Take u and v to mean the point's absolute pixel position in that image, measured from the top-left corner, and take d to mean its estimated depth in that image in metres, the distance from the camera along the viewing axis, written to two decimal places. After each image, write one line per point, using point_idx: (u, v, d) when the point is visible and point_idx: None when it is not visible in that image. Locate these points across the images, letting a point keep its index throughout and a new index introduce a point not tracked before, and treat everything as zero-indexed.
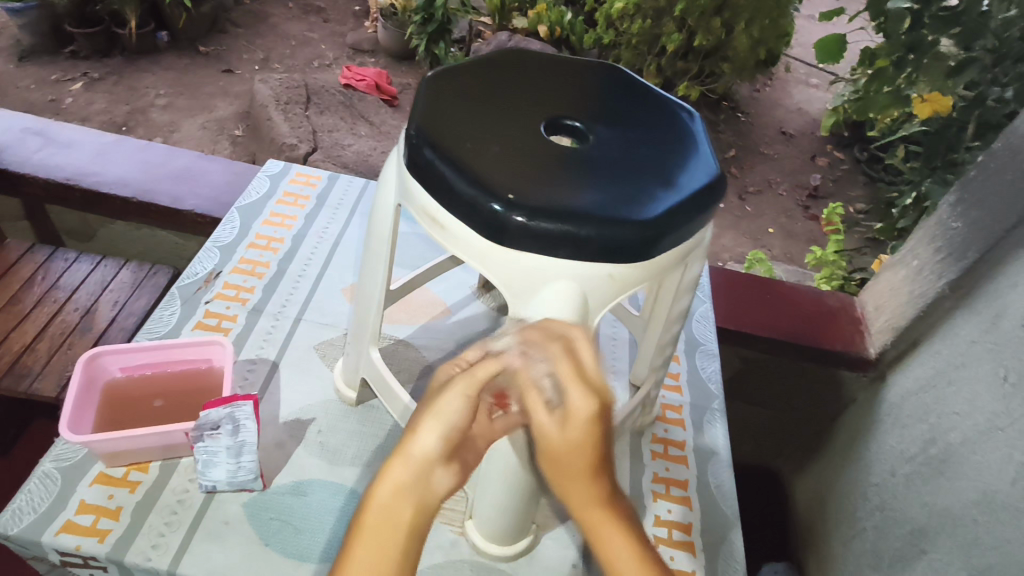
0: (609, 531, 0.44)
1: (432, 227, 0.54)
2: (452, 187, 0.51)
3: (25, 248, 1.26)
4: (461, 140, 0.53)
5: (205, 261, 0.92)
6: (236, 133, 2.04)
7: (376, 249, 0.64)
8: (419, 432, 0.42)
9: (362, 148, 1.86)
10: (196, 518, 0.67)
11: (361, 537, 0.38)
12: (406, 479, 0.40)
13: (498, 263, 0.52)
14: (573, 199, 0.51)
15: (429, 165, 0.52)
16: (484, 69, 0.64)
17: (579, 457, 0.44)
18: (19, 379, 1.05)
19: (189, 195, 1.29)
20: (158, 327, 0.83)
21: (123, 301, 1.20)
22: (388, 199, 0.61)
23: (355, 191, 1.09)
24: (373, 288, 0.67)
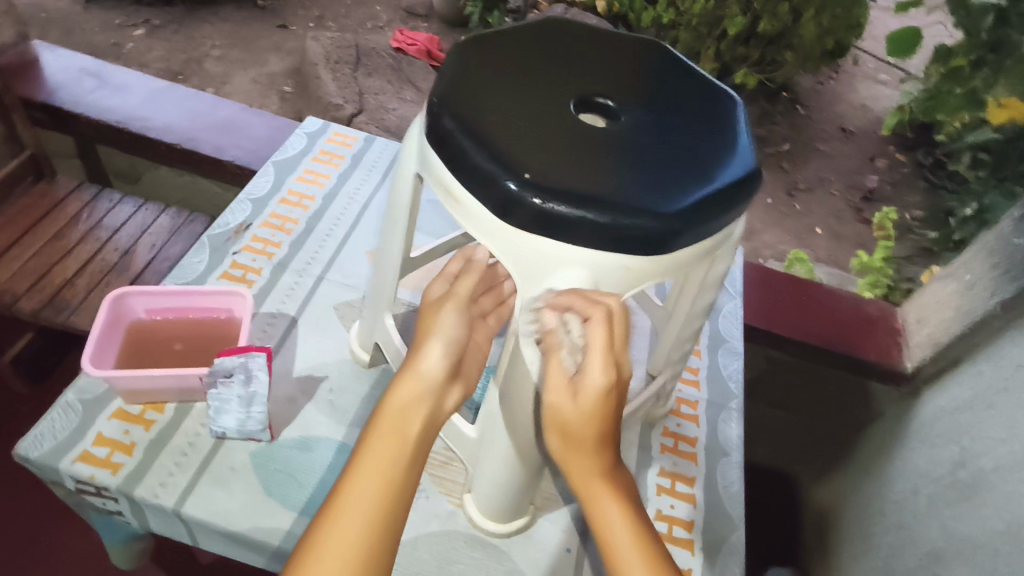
0: (607, 507, 0.51)
1: (448, 200, 0.53)
2: (469, 159, 0.49)
3: (73, 186, 1.30)
4: (483, 111, 0.52)
5: (236, 213, 0.94)
6: (285, 89, 2.05)
7: (396, 217, 0.64)
8: (427, 353, 0.54)
9: (405, 113, 1.85)
10: (205, 462, 0.68)
11: (378, 439, 0.49)
12: (415, 391, 0.52)
13: (507, 243, 0.50)
14: (593, 182, 0.49)
15: (448, 135, 0.51)
16: (519, 38, 0.61)
17: (583, 434, 0.50)
18: (57, 312, 1.10)
19: (230, 147, 1.31)
20: (185, 274, 0.85)
21: (160, 245, 1.24)
22: (408, 163, 0.60)
23: (390, 155, 1.08)
24: (388, 251, 0.67)
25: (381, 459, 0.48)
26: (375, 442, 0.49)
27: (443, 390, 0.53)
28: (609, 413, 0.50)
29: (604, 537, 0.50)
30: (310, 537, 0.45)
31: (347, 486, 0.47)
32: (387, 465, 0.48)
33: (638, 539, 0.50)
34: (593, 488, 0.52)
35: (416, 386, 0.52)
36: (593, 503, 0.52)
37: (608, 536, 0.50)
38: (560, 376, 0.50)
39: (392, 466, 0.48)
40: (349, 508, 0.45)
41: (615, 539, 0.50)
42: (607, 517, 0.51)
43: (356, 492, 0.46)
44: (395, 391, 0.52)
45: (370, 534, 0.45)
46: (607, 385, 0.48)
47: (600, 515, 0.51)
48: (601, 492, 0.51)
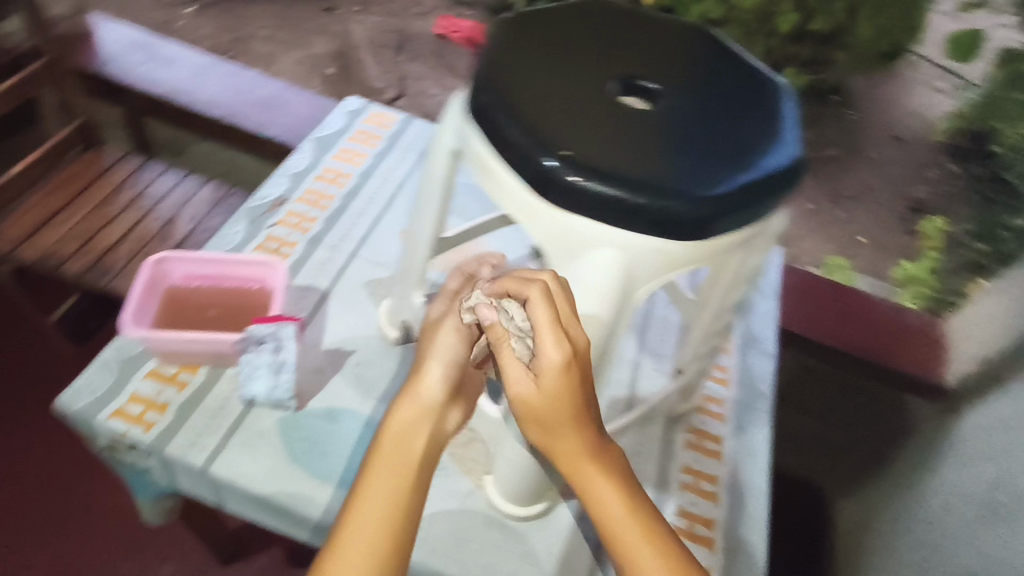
0: (601, 489, 0.49)
1: (482, 177, 0.53)
2: (506, 135, 0.49)
3: (120, 155, 1.34)
4: (522, 88, 0.51)
5: (275, 187, 0.95)
6: (328, 71, 2.06)
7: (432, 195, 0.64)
8: (424, 373, 0.54)
9: None
10: (233, 425, 0.70)
11: (380, 460, 0.49)
12: (412, 414, 0.52)
13: (540, 221, 0.50)
14: (631, 163, 0.48)
15: (485, 111, 0.50)
16: (561, 17, 0.60)
17: (556, 416, 0.48)
18: (99, 277, 1.13)
19: (271, 123, 1.33)
20: (223, 244, 0.87)
21: (200, 218, 1.27)
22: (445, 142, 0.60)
23: (427, 136, 1.08)
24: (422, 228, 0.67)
25: (386, 479, 0.48)
26: (384, 457, 0.50)
27: (443, 411, 0.53)
28: (579, 395, 0.47)
29: (602, 521, 0.48)
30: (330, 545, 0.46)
31: (363, 497, 0.47)
32: (393, 485, 0.48)
33: (637, 519, 0.48)
34: (583, 472, 0.49)
35: (420, 407, 0.52)
36: (586, 486, 0.49)
37: (607, 519, 0.48)
38: (515, 365, 0.48)
39: (404, 477, 0.49)
40: (366, 516, 0.46)
41: (614, 521, 0.48)
42: (602, 498, 0.49)
43: (371, 502, 0.47)
44: (398, 411, 0.52)
45: (388, 541, 0.46)
46: (566, 360, 0.46)
47: (596, 499, 0.49)
48: (586, 472, 0.49)
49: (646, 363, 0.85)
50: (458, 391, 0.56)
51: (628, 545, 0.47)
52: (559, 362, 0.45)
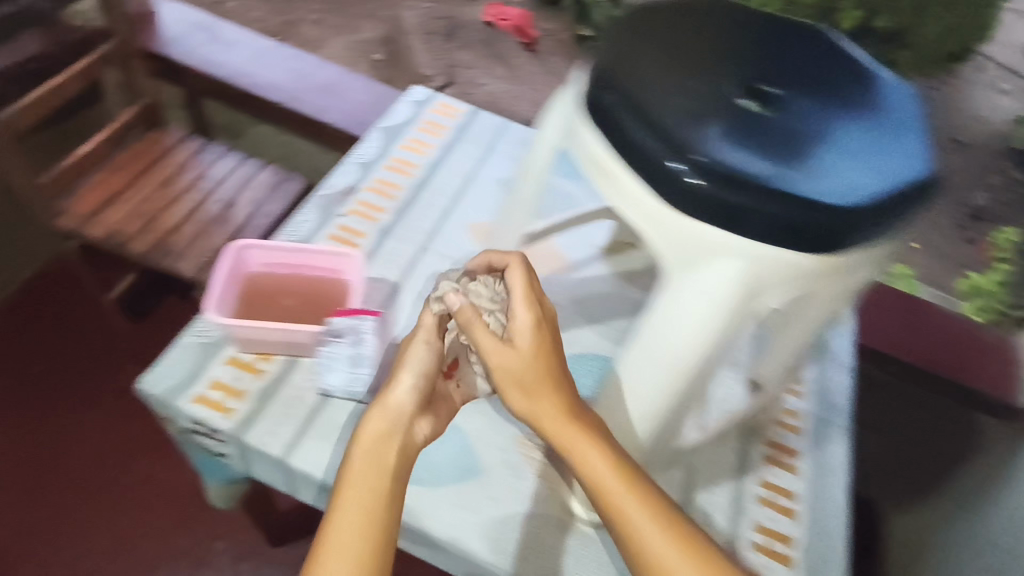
0: (588, 455, 0.52)
1: (597, 175, 0.51)
2: (628, 135, 0.48)
3: (181, 135, 1.32)
4: (645, 84, 0.50)
5: (344, 176, 0.94)
6: (376, 57, 2.06)
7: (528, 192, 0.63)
8: (394, 384, 0.55)
9: (495, 90, 1.87)
10: (310, 416, 0.70)
11: (353, 478, 0.50)
12: (383, 425, 0.53)
13: (659, 223, 0.48)
14: (767, 168, 0.46)
15: (607, 110, 0.49)
16: (679, 12, 0.58)
17: (535, 379, 0.53)
18: (163, 257, 1.14)
19: (332, 109, 1.31)
20: (296, 232, 0.86)
21: (259, 201, 1.26)
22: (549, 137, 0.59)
23: (494, 130, 1.06)
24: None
25: (359, 496, 0.49)
26: (355, 474, 0.50)
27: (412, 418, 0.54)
28: (550, 362, 0.54)
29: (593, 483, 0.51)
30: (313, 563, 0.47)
31: (338, 517, 0.48)
32: (367, 504, 0.49)
33: (627, 484, 0.50)
34: (569, 440, 0.52)
35: (390, 417, 0.53)
36: (575, 454, 0.52)
37: (599, 486, 0.51)
38: (489, 337, 0.54)
39: (375, 492, 0.49)
40: (344, 535, 0.47)
41: (607, 486, 0.50)
42: (589, 461, 0.51)
43: (346, 518, 0.48)
44: (366, 424, 0.53)
45: (368, 556, 0.47)
46: (536, 324, 0.55)
47: (584, 465, 0.51)
48: (569, 434, 0.52)
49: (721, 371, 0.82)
50: (427, 403, 0.57)
51: (618, 503, 0.50)
52: (533, 317, 0.55)
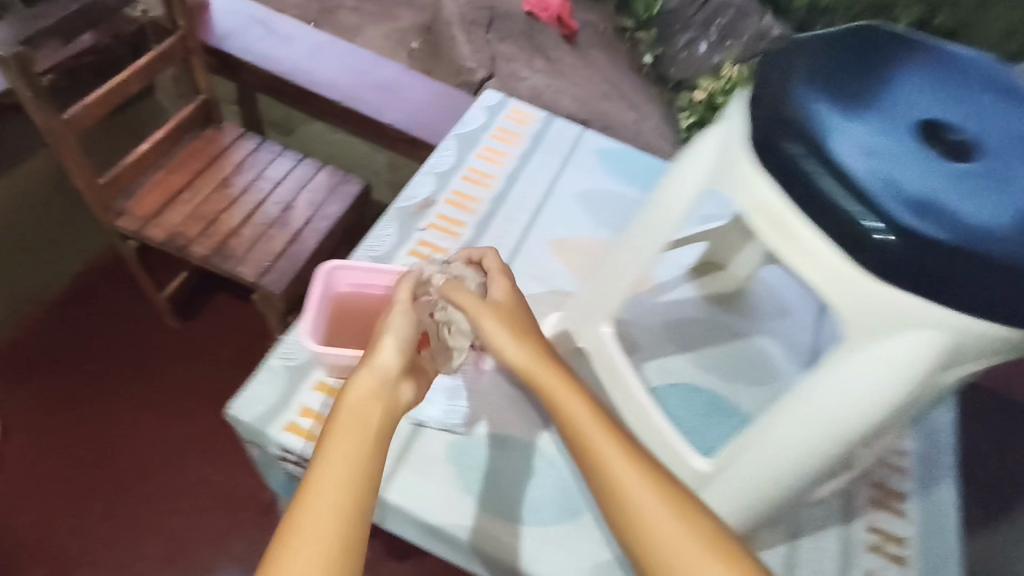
0: (575, 408, 0.50)
1: (771, 230, 0.47)
2: (818, 189, 0.43)
3: (237, 133, 1.30)
4: (832, 133, 0.45)
5: (421, 187, 0.90)
6: (413, 45, 1.92)
7: (655, 225, 0.58)
8: (374, 350, 0.51)
9: (536, 83, 1.82)
10: (404, 447, 0.68)
11: (327, 446, 0.44)
12: (363, 389, 0.48)
13: (843, 288, 0.44)
14: (930, 188, 0.43)
15: (791, 161, 0.44)
16: (849, 47, 0.53)
17: (518, 334, 0.55)
18: (225, 260, 1.12)
19: (391, 109, 1.27)
20: (376, 246, 0.83)
21: (318, 203, 1.23)
22: (695, 172, 0.54)
23: (570, 137, 1.01)
24: (638, 257, 0.60)
25: (334, 462, 0.43)
26: (336, 445, 0.44)
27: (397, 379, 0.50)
28: (530, 325, 0.56)
29: (576, 432, 0.48)
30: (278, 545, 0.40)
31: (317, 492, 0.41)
32: (343, 475, 0.43)
33: (625, 449, 0.47)
34: (553, 394, 0.51)
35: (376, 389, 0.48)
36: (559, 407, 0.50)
37: (589, 446, 0.48)
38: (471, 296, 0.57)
39: (358, 465, 0.43)
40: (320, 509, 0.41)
41: (599, 445, 0.47)
42: (583, 424, 0.49)
43: (324, 489, 0.42)
44: (350, 389, 0.48)
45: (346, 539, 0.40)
46: (511, 295, 0.58)
47: (566, 417, 0.50)
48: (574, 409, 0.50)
49: None
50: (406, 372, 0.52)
51: (608, 462, 0.47)
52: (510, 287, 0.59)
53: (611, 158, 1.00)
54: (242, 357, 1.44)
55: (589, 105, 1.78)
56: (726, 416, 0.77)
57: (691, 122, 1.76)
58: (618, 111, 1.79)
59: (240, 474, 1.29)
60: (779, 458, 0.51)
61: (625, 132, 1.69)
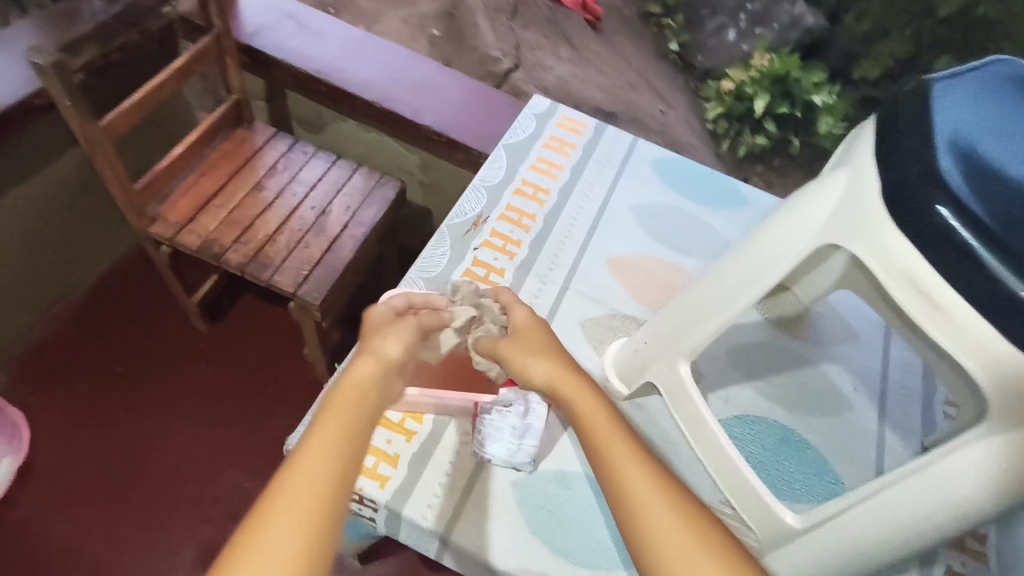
0: (584, 403, 0.53)
1: (911, 291, 0.41)
2: (962, 248, 0.38)
3: (270, 134, 1.27)
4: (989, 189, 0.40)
5: (472, 202, 0.87)
6: (434, 32, 1.63)
7: (750, 270, 0.52)
8: (386, 341, 0.55)
9: (563, 73, 1.66)
10: (468, 485, 0.65)
11: (329, 417, 0.46)
12: (370, 371, 0.51)
13: (970, 348, 0.39)
14: (1013, 163, 0.41)
15: (936, 221, 0.39)
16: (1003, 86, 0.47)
17: (538, 346, 0.58)
18: (261, 268, 1.09)
19: (428, 111, 1.23)
20: (430, 266, 0.80)
21: (354, 208, 1.20)
22: (811, 217, 0.47)
23: (622, 147, 0.98)
24: (729, 301, 0.54)
25: (333, 428, 0.45)
26: (331, 416, 0.46)
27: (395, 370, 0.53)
28: (549, 343, 0.59)
29: (585, 425, 0.51)
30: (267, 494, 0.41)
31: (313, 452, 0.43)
32: (336, 443, 0.44)
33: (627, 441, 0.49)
34: (570, 395, 0.54)
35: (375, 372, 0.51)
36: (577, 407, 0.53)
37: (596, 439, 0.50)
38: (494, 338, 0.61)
39: (354, 433, 0.46)
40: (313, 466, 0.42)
41: (605, 439, 0.50)
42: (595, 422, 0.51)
43: (317, 458, 0.43)
44: (354, 369, 0.51)
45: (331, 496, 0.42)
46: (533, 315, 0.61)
47: (580, 411, 0.52)
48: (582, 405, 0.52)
49: (889, 436, 0.76)
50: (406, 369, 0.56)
51: (609, 453, 0.49)
52: (526, 309, 0.62)
53: (665, 169, 0.96)
54: (272, 360, 1.42)
55: (616, 94, 1.67)
56: (798, 450, 0.73)
57: (717, 112, 1.68)
58: (648, 100, 1.70)
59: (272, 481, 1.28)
60: (894, 523, 0.47)
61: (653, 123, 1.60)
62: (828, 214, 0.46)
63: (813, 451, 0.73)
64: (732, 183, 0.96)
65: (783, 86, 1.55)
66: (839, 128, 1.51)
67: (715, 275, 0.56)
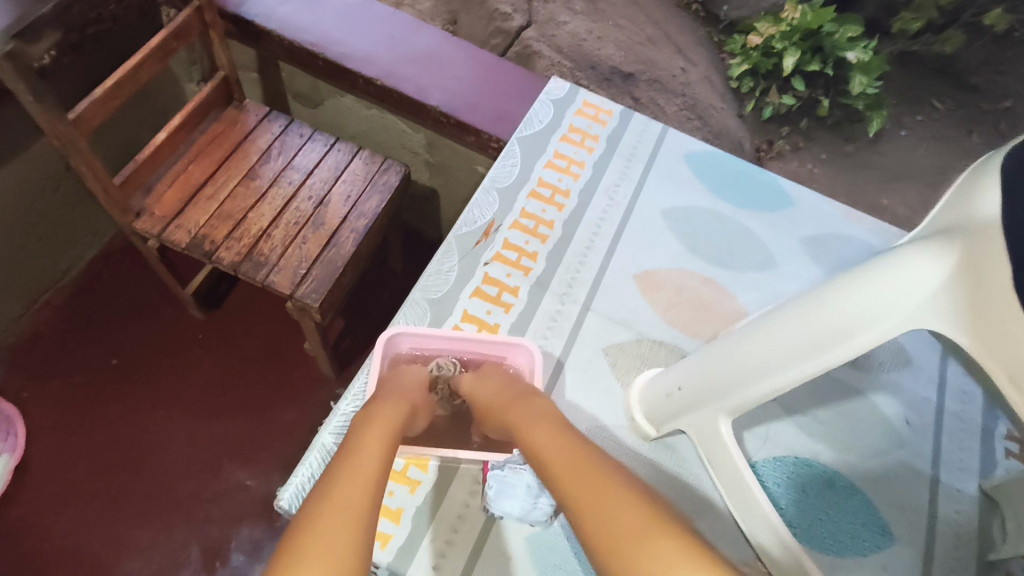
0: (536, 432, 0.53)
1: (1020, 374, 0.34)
2: None
3: (262, 113, 1.16)
4: None
5: (483, 207, 0.78)
6: None
7: (816, 338, 0.43)
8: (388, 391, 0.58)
9: (577, 28, 1.39)
10: (478, 543, 0.59)
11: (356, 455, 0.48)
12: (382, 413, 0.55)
13: None
14: None
15: None
16: None
17: (487, 396, 0.62)
18: (256, 267, 1.01)
19: (434, 88, 1.12)
20: (435, 285, 0.72)
21: (355, 197, 1.10)
22: (904, 290, 0.38)
23: (651, 140, 0.89)
24: (785, 363, 0.46)
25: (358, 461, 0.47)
26: (361, 447, 0.49)
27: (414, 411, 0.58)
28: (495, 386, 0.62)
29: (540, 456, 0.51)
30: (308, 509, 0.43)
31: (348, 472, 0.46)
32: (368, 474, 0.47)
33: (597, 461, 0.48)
34: (522, 430, 0.54)
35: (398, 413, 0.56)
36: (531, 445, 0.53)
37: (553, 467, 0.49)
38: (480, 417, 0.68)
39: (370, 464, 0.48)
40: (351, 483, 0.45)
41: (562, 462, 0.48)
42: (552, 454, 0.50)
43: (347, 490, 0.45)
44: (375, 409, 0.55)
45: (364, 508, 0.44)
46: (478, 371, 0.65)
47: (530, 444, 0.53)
48: (540, 436, 0.52)
49: (946, 478, 0.68)
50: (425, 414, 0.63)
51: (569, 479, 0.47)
52: (473, 375, 0.65)
53: (697, 165, 0.87)
54: (274, 350, 1.36)
55: (632, 50, 1.39)
56: (846, 497, 0.66)
57: (742, 69, 1.39)
58: (664, 57, 1.40)
59: (277, 479, 1.23)
60: None
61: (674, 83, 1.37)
62: (934, 287, 0.37)
63: (859, 496, 0.66)
64: (773, 179, 0.88)
65: (815, 40, 1.28)
66: (875, 88, 1.29)
67: (766, 331, 0.47)
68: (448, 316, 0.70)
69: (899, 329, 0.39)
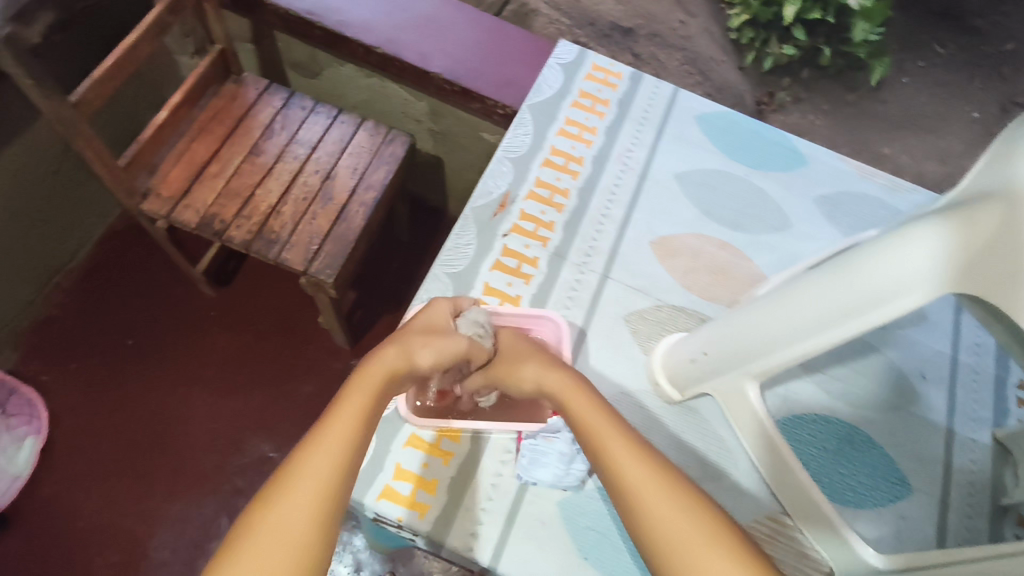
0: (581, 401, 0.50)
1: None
2: None
3: (262, 87, 1.14)
4: None
5: (497, 178, 0.78)
6: None
7: (843, 303, 0.45)
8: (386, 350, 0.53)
9: None
10: (513, 510, 0.61)
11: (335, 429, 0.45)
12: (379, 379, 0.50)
13: None
14: None
15: None
16: None
17: (517, 352, 0.60)
18: (268, 244, 1.01)
19: (436, 54, 1.10)
20: (455, 259, 0.72)
21: (362, 169, 1.09)
22: (916, 257, 0.39)
23: (662, 102, 0.88)
24: (815, 328, 0.47)
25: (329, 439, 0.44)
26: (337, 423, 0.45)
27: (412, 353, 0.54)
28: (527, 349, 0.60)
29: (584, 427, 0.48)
30: (236, 536, 0.40)
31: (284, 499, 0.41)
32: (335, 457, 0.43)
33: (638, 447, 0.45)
34: (571, 395, 0.51)
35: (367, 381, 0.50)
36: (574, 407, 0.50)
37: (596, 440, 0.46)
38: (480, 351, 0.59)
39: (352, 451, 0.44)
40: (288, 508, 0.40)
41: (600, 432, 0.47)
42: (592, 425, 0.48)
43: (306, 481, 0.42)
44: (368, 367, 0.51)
45: (320, 530, 0.40)
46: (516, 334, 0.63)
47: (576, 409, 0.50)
48: (582, 405, 0.50)
49: (960, 428, 0.70)
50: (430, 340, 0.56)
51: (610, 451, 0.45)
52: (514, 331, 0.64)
53: (709, 126, 0.87)
54: (286, 325, 1.37)
55: (631, 4, 1.38)
56: (864, 449, 0.68)
57: (742, 20, 1.32)
58: (662, 10, 1.39)
59: None
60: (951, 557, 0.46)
61: (675, 38, 1.34)
62: (940, 249, 0.38)
63: (878, 450, 0.68)
64: (786, 138, 0.87)
65: None
66: (877, 34, 1.24)
67: (792, 296, 0.48)
68: (469, 290, 0.70)
69: (918, 295, 0.40)
